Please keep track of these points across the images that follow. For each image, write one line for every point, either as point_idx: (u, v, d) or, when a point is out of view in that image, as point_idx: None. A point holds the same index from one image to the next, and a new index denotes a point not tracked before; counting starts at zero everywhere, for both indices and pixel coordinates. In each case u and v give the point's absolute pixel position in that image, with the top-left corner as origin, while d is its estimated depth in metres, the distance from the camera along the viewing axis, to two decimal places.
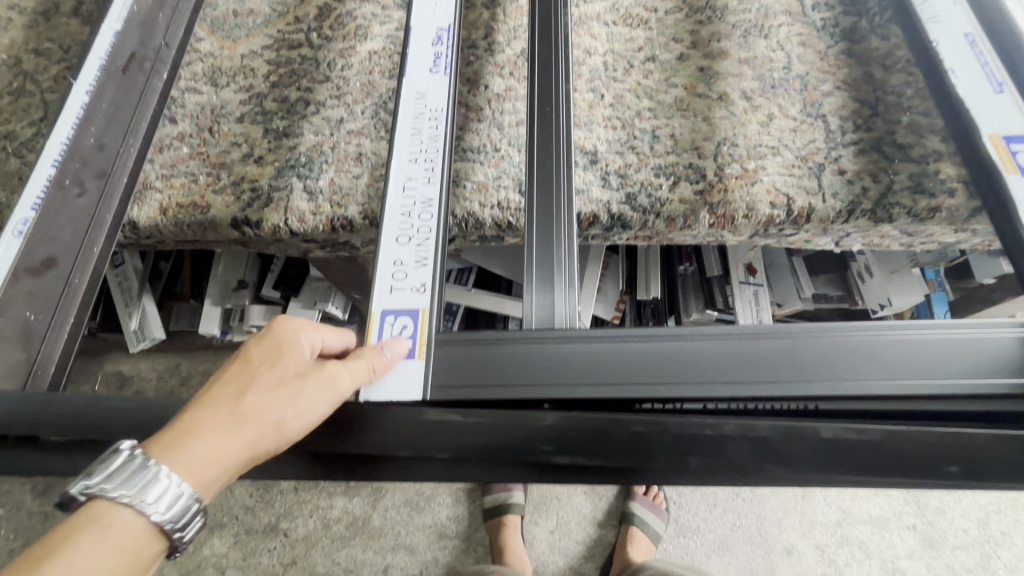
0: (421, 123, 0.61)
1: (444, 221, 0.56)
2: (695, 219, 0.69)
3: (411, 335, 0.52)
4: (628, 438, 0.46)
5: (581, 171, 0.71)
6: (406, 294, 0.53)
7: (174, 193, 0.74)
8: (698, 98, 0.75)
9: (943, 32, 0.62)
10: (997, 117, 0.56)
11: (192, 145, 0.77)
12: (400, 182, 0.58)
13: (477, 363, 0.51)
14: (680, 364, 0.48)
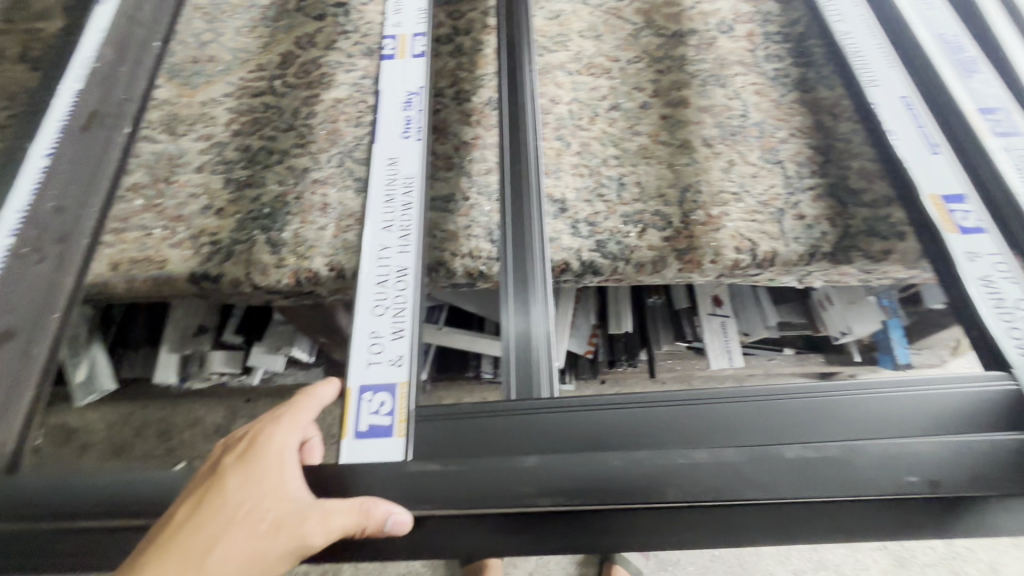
0: (394, 189, 0.59)
1: (421, 291, 0.53)
2: (664, 265, 0.70)
3: (387, 408, 0.49)
4: (613, 484, 0.43)
5: (551, 219, 0.72)
6: (380, 369, 0.50)
7: (126, 247, 0.70)
8: (662, 145, 0.77)
9: (882, 95, 0.63)
10: (936, 176, 0.56)
11: (146, 197, 0.74)
12: (373, 251, 0.55)
13: (446, 423, 0.49)
14: (662, 426, 0.48)
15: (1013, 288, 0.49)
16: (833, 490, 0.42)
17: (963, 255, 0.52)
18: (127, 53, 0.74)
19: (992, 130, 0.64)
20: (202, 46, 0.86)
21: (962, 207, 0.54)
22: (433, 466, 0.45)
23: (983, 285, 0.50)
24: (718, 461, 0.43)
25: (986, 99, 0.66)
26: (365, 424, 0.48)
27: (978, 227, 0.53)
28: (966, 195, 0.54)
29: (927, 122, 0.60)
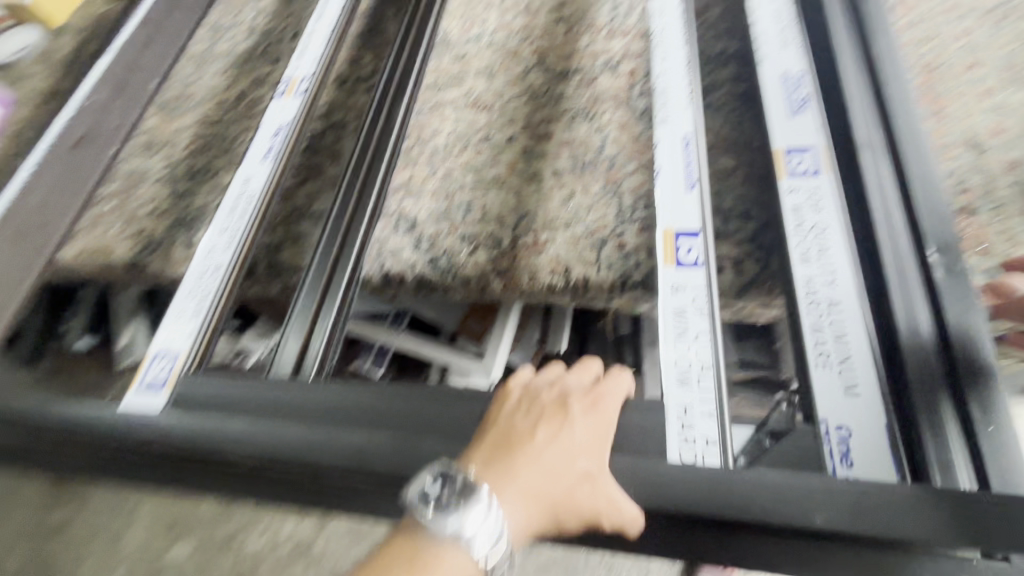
0: (239, 204, 0.73)
1: (227, 284, 0.67)
2: (486, 282, 0.77)
3: (172, 369, 0.63)
4: (294, 453, 0.52)
5: (400, 235, 0.82)
6: (183, 343, 0.65)
7: (93, 239, 0.93)
8: (516, 174, 0.84)
9: (667, 131, 0.64)
10: (676, 214, 0.58)
11: (116, 202, 0.96)
12: (204, 251, 0.70)
13: (204, 387, 0.60)
14: (354, 406, 0.56)
15: (698, 321, 0.51)
16: None
17: (669, 287, 0.53)
18: (122, 90, 0.97)
19: (788, 170, 0.63)
20: (186, 86, 1.09)
21: (689, 242, 0.55)
22: (178, 421, 0.57)
23: (675, 318, 0.52)
24: (382, 442, 0.51)
25: (799, 138, 0.65)
26: (148, 381, 0.63)
27: (696, 263, 0.54)
28: (698, 231, 0.56)
29: (695, 161, 0.60)
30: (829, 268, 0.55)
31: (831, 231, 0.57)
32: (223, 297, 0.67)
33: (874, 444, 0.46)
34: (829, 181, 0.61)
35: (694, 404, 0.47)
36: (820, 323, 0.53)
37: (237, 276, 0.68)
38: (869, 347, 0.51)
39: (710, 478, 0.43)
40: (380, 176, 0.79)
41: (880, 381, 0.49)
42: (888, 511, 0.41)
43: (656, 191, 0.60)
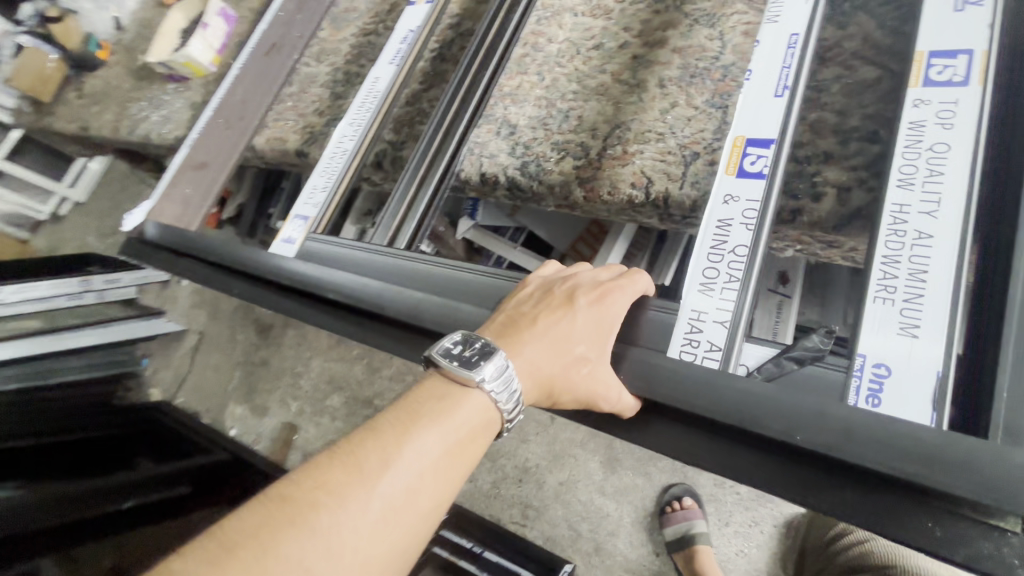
0: (368, 100, 0.86)
1: (350, 166, 0.81)
2: (568, 190, 0.79)
3: (302, 230, 0.80)
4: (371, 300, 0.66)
5: (499, 140, 0.87)
6: (312, 210, 0.81)
7: (275, 130, 1.16)
8: (620, 83, 0.82)
9: (773, 31, 0.57)
10: (755, 119, 0.53)
11: (293, 101, 1.18)
12: (337, 138, 0.85)
13: (331, 250, 0.78)
14: (422, 277, 0.68)
15: (740, 234, 0.48)
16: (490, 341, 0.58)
17: (723, 197, 0.51)
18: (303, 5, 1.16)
19: (923, 79, 0.53)
20: None
21: (759, 151, 0.51)
22: (302, 267, 0.75)
23: (716, 228, 0.49)
24: (432, 303, 0.62)
25: (953, 40, 0.53)
26: (290, 235, 0.81)
27: (759, 173, 0.50)
28: (773, 140, 0.51)
29: (794, 65, 0.54)
30: (932, 196, 0.47)
31: (953, 153, 0.48)
32: (345, 177, 0.82)
33: (916, 387, 0.41)
34: (975, 94, 0.50)
35: (708, 312, 0.46)
36: (897, 256, 0.46)
37: (356, 161, 0.82)
38: (953, 287, 0.43)
39: (696, 385, 0.44)
40: (481, 85, 0.86)
41: (954, 325, 0.42)
42: (886, 447, 0.37)
43: (741, 95, 0.55)
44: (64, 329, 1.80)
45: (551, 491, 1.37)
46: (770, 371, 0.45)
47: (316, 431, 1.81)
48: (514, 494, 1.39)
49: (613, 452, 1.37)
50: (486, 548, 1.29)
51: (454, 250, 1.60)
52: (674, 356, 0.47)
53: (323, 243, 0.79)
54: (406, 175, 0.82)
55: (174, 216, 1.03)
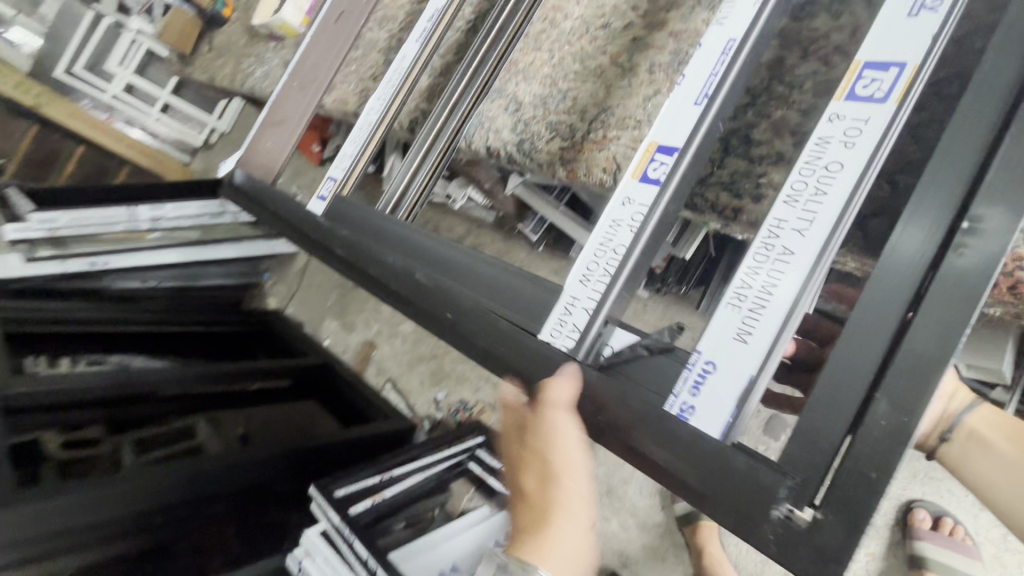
0: (394, 77, 1.00)
1: (372, 137, 0.96)
2: (554, 169, 0.87)
3: (331, 189, 0.98)
4: (372, 264, 0.85)
5: (506, 115, 0.96)
6: (340, 173, 0.98)
7: (342, 93, 1.35)
8: (616, 67, 0.85)
9: (716, 35, 0.59)
10: (670, 127, 0.58)
11: (357, 66, 1.34)
12: (368, 111, 1.00)
13: (345, 206, 0.93)
14: (402, 243, 0.82)
15: (623, 236, 0.58)
16: (444, 306, 0.75)
17: (623, 198, 0.59)
18: None
19: (849, 93, 0.52)
20: None
21: (662, 158, 0.57)
22: (329, 225, 0.94)
23: (608, 227, 0.60)
24: (408, 271, 0.80)
25: (892, 51, 0.51)
26: (323, 193, 0.98)
27: (656, 180, 0.57)
28: (676, 149, 0.56)
29: (720, 73, 0.56)
30: (810, 213, 0.50)
31: (842, 174, 0.49)
32: (369, 146, 0.97)
33: (728, 384, 0.49)
34: (887, 114, 0.49)
35: (580, 299, 0.60)
36: (759, 267, 0.51)
37: (379, 133, 0.98)
38: (792, 303, 0.48)
39: (561, 364, 0.61)
40: (487, 64, 0.93)
41: (781, 335, 0.48)
42: (690, 446, 0.52)
43: (669, 100, 0.60)
44: (207, 241, 2.18)
45: None
46: (623, 354, 0.59)
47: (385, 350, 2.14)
48: None
49: None
50: None
51: (506, 206, 1.65)
52: (547, 336, 0.63)
53: (341, 199, 0.94)
54: (414, 147, 0.95)
55: (259, 168, 1.27)
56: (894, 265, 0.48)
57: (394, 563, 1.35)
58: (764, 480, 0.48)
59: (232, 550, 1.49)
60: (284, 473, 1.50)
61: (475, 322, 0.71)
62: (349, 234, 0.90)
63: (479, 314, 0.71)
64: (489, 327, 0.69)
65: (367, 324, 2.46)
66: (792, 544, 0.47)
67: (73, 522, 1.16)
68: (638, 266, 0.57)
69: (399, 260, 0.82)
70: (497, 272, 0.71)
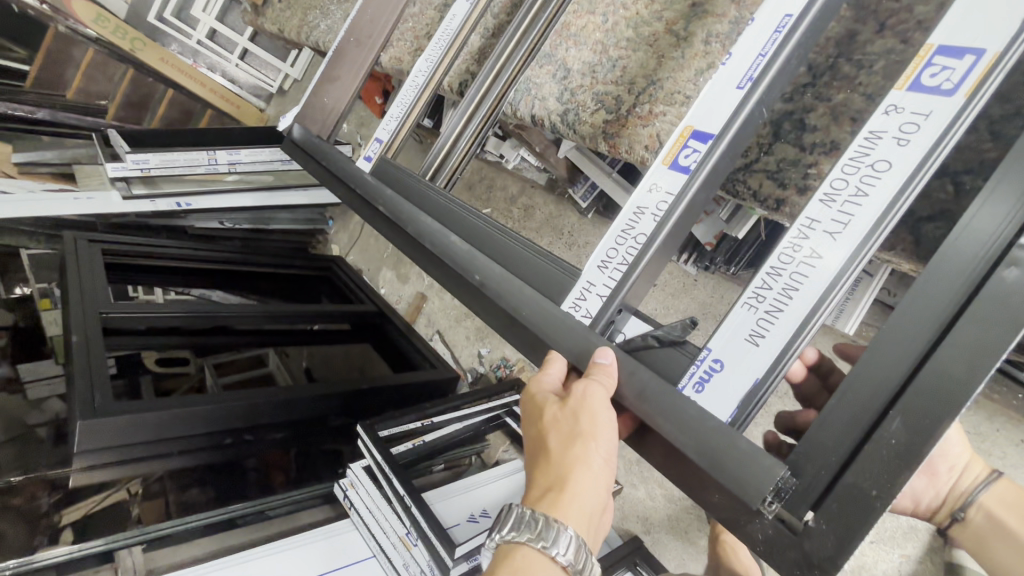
0: (442, 38, 0.98)
1: (417, 102, 0.97)
2: (596, 143, 0.85)
3: (377, 151, 1.00)
4: (405, 221, 0.86)
5: (553, 83, 0.93)
6: (386, 135, 1.00)
7: (398, 50, 1.35)
8: (671, 35, 0.80)
9: (771, 7, 0.53)
10: (709, 112, 0.55)
11: (414, 23, 1.33)
12: (414, 72, 1.00)
13: (391, 170, 0.97)
14: (438, 210, 0.84)
15: (645, 224, 0.58)
16: (466, 270, 0.75)
17: (651, 184, 0.59)
18: None
19: (915, 81, 0.46)
20: None
21: (696, 146, 0.55)
22: (372, 181, 0.97)
23: (633, 214, 0.60)
24: (437, 233, 0.80)
25: (972, 33, 0.44)
26: (368, 154, 1.01)
27: (686, 168, 0.55)
28: (711, 137, 0.54)
29: (769, 53, 0.51)
30: (845, 216, 0.47)
31: (886, 178, 0.45)
32: (414, 107, 0.99)
33: (733, 385, 0.49)
34: (951, 113, 0.43)
35: (596, 285, 0.61)
36: (782, 269, 0.49)
37: (425, 95, 0.98)
38: (810, 311, 0.47)
39: (573, 343, 0.61)
40: (536, 26, 0.90)
41: (793, 342, 0.47)
42: (695, 441, 0.50)
43: (711, 79, 0.56)
44: (284, 189, 2.31)
45: None
46: (636, 343, 0.59)
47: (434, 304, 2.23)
48: None
49: None
50: None
51: (557, 168, 1.60)
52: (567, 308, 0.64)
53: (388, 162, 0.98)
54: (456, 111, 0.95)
55: (318, 127, 1.32)
56: (937, 277, 0.45)
57: (428, 501, 1.45)
58: (768, 468, 0.46)
59: (290, 472, 1.66)
60: (336, 410, 1.63)
61: (497, 289, 0.70)
62: (388, 193, 0.92)
63: (506, 283, 0.69)
64: (513, 296, 0.68)
65: (419, 276, 2.56)
66: (780, 548, 0.48)
67: (166, 433, 1.36)
68: (659, 255, 0.57)
69: (430, 222, 0.83)
70: (530, 253, 0.71)
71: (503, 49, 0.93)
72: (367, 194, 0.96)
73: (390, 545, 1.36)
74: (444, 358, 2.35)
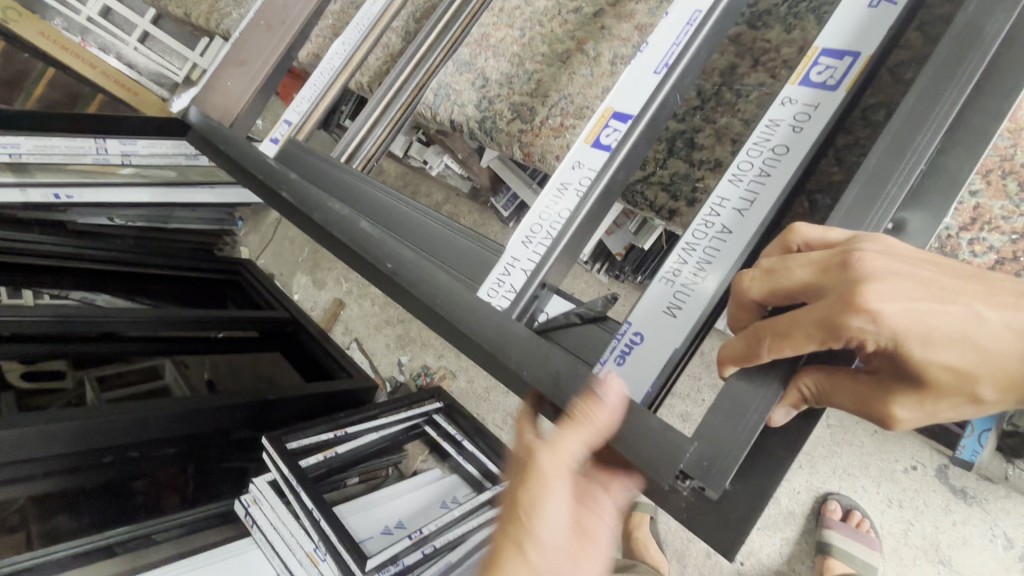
0: (360, 20, 0.97)
1: (335, 84, 0.94)
2: (511, 149, 0.88)
3: (286, 133, 0.93)
4: (313, 215, 0.78)
5: (473, 91, 0.95)
6: (296, 117, 0.94)
7: (316, 46, 1.31)
8: (582, 53, 0.85)
9: (683, 3, 0.56)
10: (630, 94, 0.56)
11: (333, 19, 1.31)
12: (330, 53, 0.97)
13: (302, 153, 0.90)
14: (356, 198, 0.78)
15: (568, 200, 0.56)
16: (375, 256, 0.66)
17: (574, 162, 0.58)
18: None
19: (804, 77, 0.50)
20: None
21: (616, 125, 0.56)
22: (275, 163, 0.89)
23: (555, 191, 0.58)
24: (344, 217, 0.72)
25: (849, 40, 0.49)
26: (276, 136, 0.94)
27: (607, 146, 0.55)
28: (630, 117, 0.55)
29: (682, 44, 0.55)
30: (751, 193, 0.49)
31: (786, 158, 0.48)
32: (330, 92, 0.95)
33: (650, 358, 0.47)
34: (834, 103, 0.48)
35: (520, 260, 0.57)
36: (696, 244, 0.50)
37: (339, 80, 0.95)
38: (726, 277, 0.47)
39: (487, 323, 0.54)
40: (460, 18, 0.94)
41: (709, 313, 0.47)
42: (596, 407, 0.45)
43: (630, 65, 0.58)
44: (189, 184, 2.15)
45: None
46: (558, 320, 0.57)
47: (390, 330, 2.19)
48: (500, 403, 1.98)
49: None
50: (467, 438, 1.73)
51: (480, 177, 1.63)
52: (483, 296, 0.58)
53: (296, 145, 0.91)
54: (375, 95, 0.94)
55: (218, 113, 1.23)
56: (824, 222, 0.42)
57: (339, 515, 1.39)
58: (674, 445, 0.42)
59: (186, 491, 1.52)
60: (241, 422, 1.52)
61: (407, 276, 0.61)
62: (295, 177, 0.83)
63: (416, 268, 0.61)
64: (425, 281, 0.60)
65: (337, 283, 2.49)
66: (702, 512, 0.47)
67: (24, 455, 1.16)
68: (580, 232, 0.56)
69: (338, 211, 0.73)
70: (457, 236, 0.67)
71: (424, 39, 0.94)
72: (271, 179, 0.87)
73: (296, 561, 1.29)
74: (362, 367, 2.28)
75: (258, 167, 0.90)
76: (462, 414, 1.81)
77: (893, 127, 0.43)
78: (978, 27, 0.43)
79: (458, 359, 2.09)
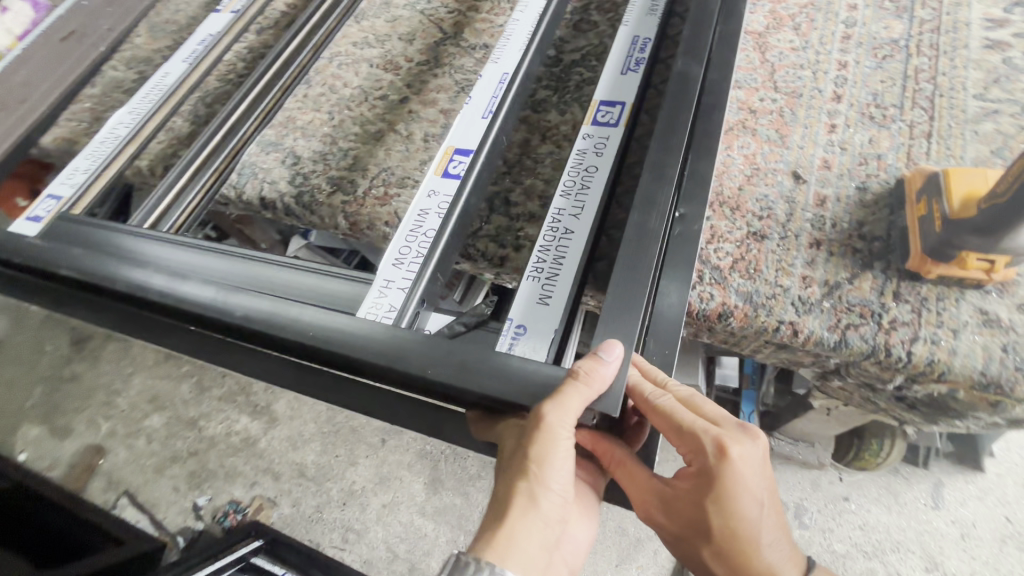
0: (152, 90, 0.89)
1: (126, 151, 0.80)
2: (335, 220, 0.87)
3: (53, 209, 0.75)
4: (115, 293, 0.63)
5: (283, 168, 0.93)
6: (67, 191, 0.78)
7: (64, 129, 1.12)
8: (394, 132, 0.92)
9: (491, 69, 0.72)
10: (464, 134, 0.66)
11: (90, 102, 1.14)
12: (112, 122, 0.85)
13: (66, 222, 0.73)
14: (160, 256, 0.66)
15: (432, 221, 0.61)
16: (221, 317, 0.57)
17: (427, 191, 0.63)
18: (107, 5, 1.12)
19: (593, 119, 0.68)
20: (173, 14, 1.24)
21: (460, 159, 0.65)
22: (37, 242, 0.70)
23: (416, 216, 0.62)
24: (165, 285, 0.61)
25: (614, 96, 0.70)
26: (36, 213, 0.75)
27: (456, 175, 0.63)
28: (471, 151, 0.64)
29: (501, 95, 0.68)
30: (580, 201, 0.61)
31: (597, 174, 0.63)
32: (119, 161, 0.80)
33: (539, 342, 0.53)
34: (619, 134, 0.66)
35: (394, 281, 0.57)
36: (550, 245, 0.58)
37: (128, 150, 0.81)
38: (580, 266, 0.56)
39: (369, 338, 0.52)
40: (274, 89, 0.95)
41: (574, 293, 0.55)
42: (514, 384, 0.48)
43: (460, 112, 0.68)
44: None
45: (373, 514, 1.70)
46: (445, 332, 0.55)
47: (216, 477, 1.83)
48: (336, 519, 1.72)
49: (433, 474, 1.72)
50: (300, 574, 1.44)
51: None
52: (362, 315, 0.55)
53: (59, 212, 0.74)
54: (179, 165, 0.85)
55: None
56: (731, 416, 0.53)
57: None
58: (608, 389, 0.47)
59: None
60: None
61: (271, 329, 0.55)
62: (74, 254, 0.67)
63: (281, 316, 0.55)
64: (296, 325, 0.54)
65: (93, 425, 1.96)
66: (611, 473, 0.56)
67: None
68: (448, 251, 0.60)
69: (158, 279, 0.62)
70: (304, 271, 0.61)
71: (232, 109, 0.92)
72: (40, 262, 0.68)
73: None
74: (138, 526, 1.76)
75: (10, 250, 0.70)
76: (290, 548, 1.51)
77: (653, 139, 0.59)
78: (685, 77, 0.64)
79: (279, 481, 1.80)
